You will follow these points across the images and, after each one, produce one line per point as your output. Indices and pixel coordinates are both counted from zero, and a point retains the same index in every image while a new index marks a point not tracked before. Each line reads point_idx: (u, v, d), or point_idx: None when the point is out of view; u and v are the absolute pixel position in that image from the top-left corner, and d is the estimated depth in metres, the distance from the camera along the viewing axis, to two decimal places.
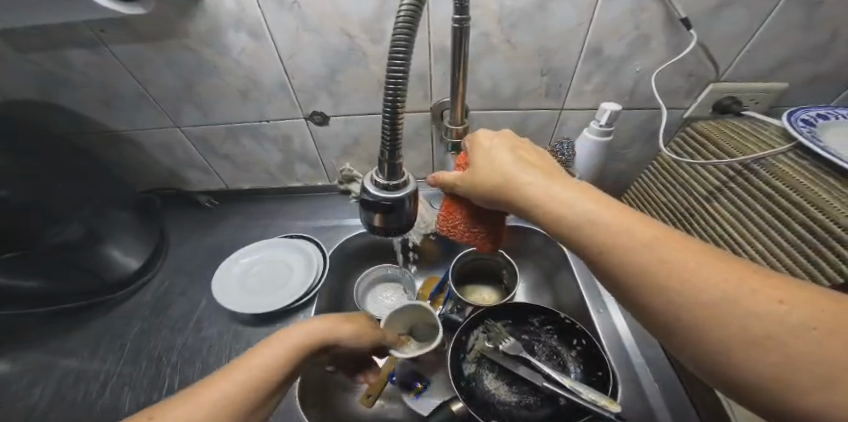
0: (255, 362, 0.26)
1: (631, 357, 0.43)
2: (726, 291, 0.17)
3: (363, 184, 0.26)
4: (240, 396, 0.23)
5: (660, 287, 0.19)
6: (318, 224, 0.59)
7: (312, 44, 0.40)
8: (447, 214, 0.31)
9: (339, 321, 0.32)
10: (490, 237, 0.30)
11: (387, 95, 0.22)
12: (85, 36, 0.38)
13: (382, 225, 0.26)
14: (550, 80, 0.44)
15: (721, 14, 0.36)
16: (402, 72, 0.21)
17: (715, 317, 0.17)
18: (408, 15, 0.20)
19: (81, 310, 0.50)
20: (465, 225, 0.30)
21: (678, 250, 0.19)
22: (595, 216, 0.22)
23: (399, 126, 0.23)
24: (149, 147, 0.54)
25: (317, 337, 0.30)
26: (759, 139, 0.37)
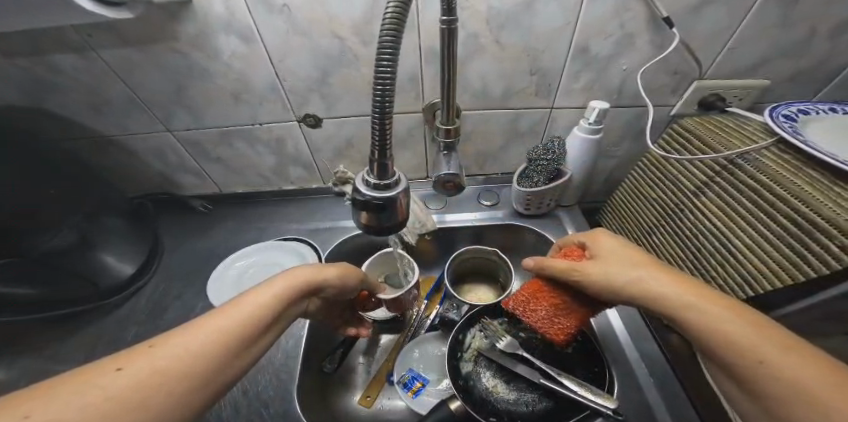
0: (252, 300, 0.26)
1: (627, 351, 0.43)
2: (809, 378, 0.20)
3: (354, 184, 0.27)
4: (241, 326, 0.24)
5: (745, 369, 0.22)
6: (313, 226, 0.59)
7: (303, 46, 0.40)
8: (533, 299, 0.36)
9: (327, 269, 0.34)
10: (561, 332, 0.34)
11: (376, 94, 0.22)
12: (74, 41, 0.38)
13: (372, 224, 0.27)
14: (539, 80, 0.44)
15: (702, 13, 0.37)
16: (389, 71, 0.21)
17: (793, 398, 0.20)
18: (394, 15, 0.21)
19: (75, 316, 0.50)
20: (545, 313, 0.34)
21: (801, 361, 0.21)
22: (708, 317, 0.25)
23: (388, 124, 0.23)
24: (141, 151, 0.53)
25: (306, 281, 0.31)
26: (743, 134, 0.38)
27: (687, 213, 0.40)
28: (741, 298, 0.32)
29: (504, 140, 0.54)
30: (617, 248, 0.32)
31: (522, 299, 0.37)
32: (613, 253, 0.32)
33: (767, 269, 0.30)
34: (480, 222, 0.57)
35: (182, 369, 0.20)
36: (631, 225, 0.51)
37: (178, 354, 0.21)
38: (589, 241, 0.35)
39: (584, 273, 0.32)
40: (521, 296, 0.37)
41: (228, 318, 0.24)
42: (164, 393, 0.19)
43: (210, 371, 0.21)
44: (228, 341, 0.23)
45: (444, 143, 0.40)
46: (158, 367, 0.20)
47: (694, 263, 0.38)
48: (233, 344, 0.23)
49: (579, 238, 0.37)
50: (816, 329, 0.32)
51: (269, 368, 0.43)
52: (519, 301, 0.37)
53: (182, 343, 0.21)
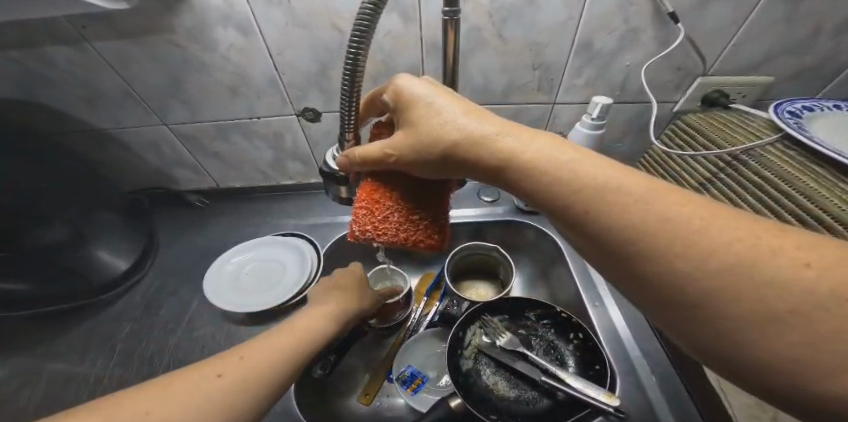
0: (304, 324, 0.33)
1: (629, 349, 0.43)
2: (697, 231, 0.16)
3: (325, 158, 0.30)
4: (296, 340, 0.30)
5: (634, 235, 0.18)
6: (312, 222, 0.58)
7: (301, 39, 0.39)
8: (370, 208, 0.25)
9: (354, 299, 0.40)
10: (432, 229, 0.25)
11: (345, 82, 0.23)
12: (66, 32, 0.37)
13: (345, 195, 0.30)
14: (541, 75, 0.44)
15: (707, 9, 0.37)
16: (356, 64, 0.22)
17: (695, 259, 0.16)
18: (369, 10, 0.20)
19: (68, 313, 0.49)
20: (397, 216, 0.24)
21: (694, 215, 0.17)
22: (613, 183, 0.19)
23: (355, 109, 0.25)
24: (136, 145, 0.52)
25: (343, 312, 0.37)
26: (747, 130, 0.37)
27: None
28: None
29: None
30: (433, 91, 0.25)
31: (361, 214, 0.25)
32: (431, 97, 0.24)
33: None
34: (480, 218, 0.57)
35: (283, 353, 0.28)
36: None
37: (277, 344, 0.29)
38: (388, 96, 0.27)
39: (442, 163, 0.24)
40: (361, 213, 0.25)
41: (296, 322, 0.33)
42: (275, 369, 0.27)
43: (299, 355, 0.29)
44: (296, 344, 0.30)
45: None
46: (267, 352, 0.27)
47: None
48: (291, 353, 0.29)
49: (382, 96, 0.28)
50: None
51: None
52: (361, 219, 0.25)
53: (275, 339, 0.29)
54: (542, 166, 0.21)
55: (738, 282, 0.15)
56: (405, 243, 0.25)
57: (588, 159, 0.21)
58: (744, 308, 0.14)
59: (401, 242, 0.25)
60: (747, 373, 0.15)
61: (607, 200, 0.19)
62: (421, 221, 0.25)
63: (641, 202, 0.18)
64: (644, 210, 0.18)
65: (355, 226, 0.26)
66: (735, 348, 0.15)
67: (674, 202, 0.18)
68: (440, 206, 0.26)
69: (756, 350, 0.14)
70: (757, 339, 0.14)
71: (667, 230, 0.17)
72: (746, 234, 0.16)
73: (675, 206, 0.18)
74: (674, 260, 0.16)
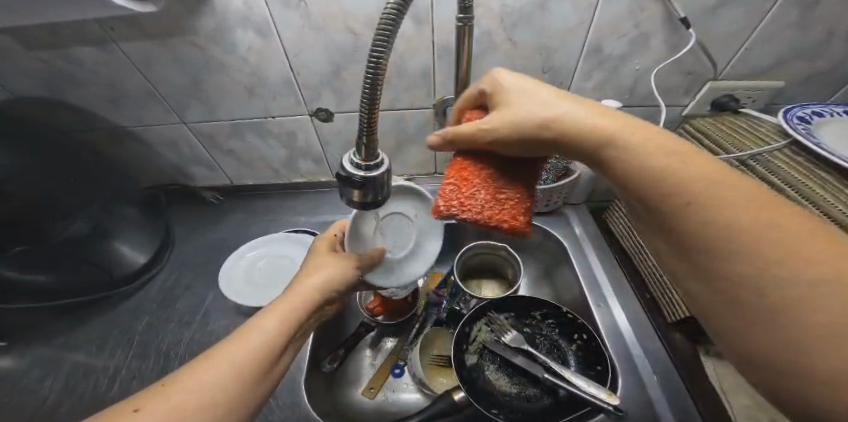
0: (266, 322, 0.28)
1: (632, 349, 0.44)
2: (763, 222, 0.18)
3: (340, 163, 0.28)
4: (257, 350, 0.25)
5: (707, 217, 0.19)
6: (321, 219, 0.60)
7: (316, 41, 0.40)
8: (459, 185, 0.25)
9: (327, 267, 0.35)
10: (516, 211, 0.25)
11: (366, 81, 0.23)
12: (94, 34, 0.39)
13: (358, 200, 0.28)
14: (550, 79, 0.44)
15: (718, 14, 0.37)
16: (379, 65, 0.22)
17: (759, 245, 0.17)
18: (393, 11, 0.21)
19: (89, 304, 0.51)
20: (485, 194, 0.25)
21: (764, 210, 0.18)
22: (689, 167, 0.20)
23: (375, 115, 0.24)
24: (155, 143, 0.54)
25: (321, 288, 0.33)
26: (756, 136, 0.37)
27: None
28: None
29: None
30: (532, 84, 0.26)
31: (449, 190, 0.25)
32: (532, 89, 0.26)
33: None
34: None
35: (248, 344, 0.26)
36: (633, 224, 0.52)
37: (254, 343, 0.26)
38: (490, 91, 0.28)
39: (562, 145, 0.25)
40: (449, 189, 0.25)
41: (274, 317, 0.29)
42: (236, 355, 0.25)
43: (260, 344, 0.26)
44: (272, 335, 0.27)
45: None
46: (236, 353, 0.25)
47: None
48: (256, 365, 0.25)
49: (479, 88, 0.29)
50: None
51: None
52: (448, 195, 0.25)
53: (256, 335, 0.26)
54: (624, 147, 0.22)
55: (782, 275, 0.17)
56: (489, 223, 0.24)
57: (667, 140, 0.22)
58: (772, 297, 0.17)
59: (486, 221, 0.24)
60: (755, 352, 0.18)
61: (689, 180, 0.20)
62: (509, 200, 0.25)
63: (721, 188, 0.19)
64: (722, 192, 0.19)
65: (440, 201, 0.25)
66: (756, 328, 0.18)
67: (750, 193, 0.19)
68: (527, 187, 0.26)
69: (776, 335, 0.17)
70: (777, 323, 0.17)
71: (737, 218, 0.18)
72: (802, 235, 0.17)
73: (752, 196, 0.19)
74: (736, 244, 0.18)
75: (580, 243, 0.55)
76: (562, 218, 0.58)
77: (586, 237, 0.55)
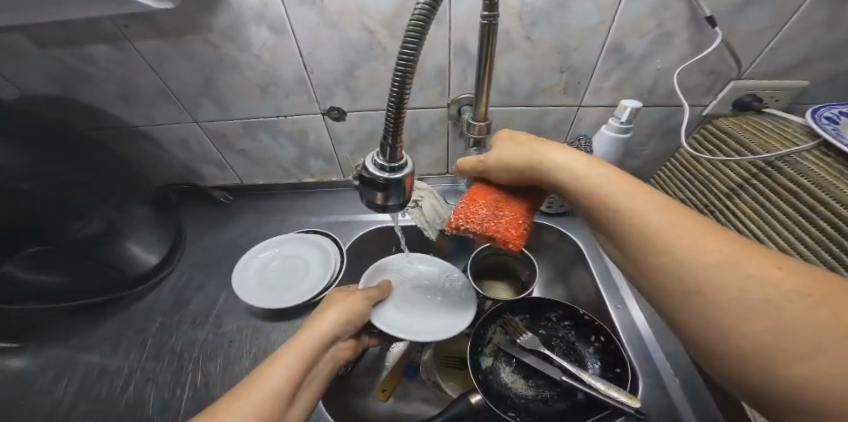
0: (281, 362, 0.28)
1: (651, 351, 0.43)
2: (703, 243, 0.19)
3: (363, 162, 0.27)
4: (274, 391, 0.26)
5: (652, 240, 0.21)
6: (333, 219, 0.59)
7: (332, 39, 0.40)
8: (468, 204, 0.30)
9: (341, 305, 0.36)
10: (512, 226, 0.28)
11: (394, 83, 0.22)
12: (107, 32, 0.38)
13: (382, 202, 0.28)
14: (569, 78, 0.44)
15: (744, 12, 0.36)
16: (410, 63, 0.21)
17: (695, 264, 0.19)
18: (424, 10, 0.21)
19: (100, 305, 0.50)
20: (487, 210, 0.29)
21: (702, 234, 0.20)
22: (625, 196, 0.23)
23: (402, 116, 0.24)
24: (165, 142, 0.54)
25: (334, 326, 0.34)
26: (783, 136, 0.37)
27: (716, 215, 0.40)
28: None
29: None
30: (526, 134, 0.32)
31: (459, 207, 0.30)
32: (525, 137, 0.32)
33: None
34: None
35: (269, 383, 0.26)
36: None
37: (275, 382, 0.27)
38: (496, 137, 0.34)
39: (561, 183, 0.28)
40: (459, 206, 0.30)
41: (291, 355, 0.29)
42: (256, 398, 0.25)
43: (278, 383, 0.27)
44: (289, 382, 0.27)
45: (473, 138, 0.39)
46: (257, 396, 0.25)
47: None
48: (272, 406, 0.25)
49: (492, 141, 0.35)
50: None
51: None
52: (458, 211, 0.29)
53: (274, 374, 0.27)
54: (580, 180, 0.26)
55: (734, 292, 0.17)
56: (488, 234, 0.28)
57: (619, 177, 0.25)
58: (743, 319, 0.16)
59: (483, 233, 0.28)
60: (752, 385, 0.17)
61: (624, 209, 0.23)
62: (508, 216, 0.29)
63: (662, 219, 0.21)
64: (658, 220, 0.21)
65: (452, 217, 0.29)
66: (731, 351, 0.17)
67: (687, 220, 0.21)
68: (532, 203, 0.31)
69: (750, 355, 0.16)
70: (746, 334, 0.16)
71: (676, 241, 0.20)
72: (753, 260, 0.18)
73: (686, 222, 0.21)
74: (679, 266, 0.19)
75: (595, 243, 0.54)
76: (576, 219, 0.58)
77: None
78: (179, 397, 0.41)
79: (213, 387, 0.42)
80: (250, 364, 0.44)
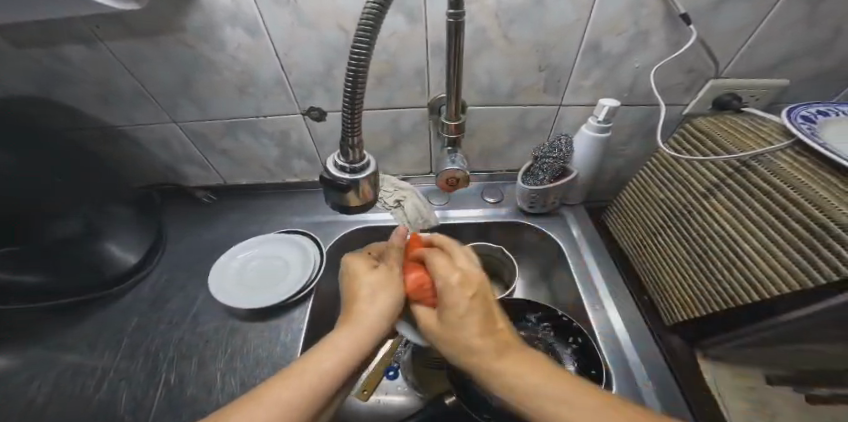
0: (329, 354, 0.26)
1: (628, 352, 0.43)
2: None
3: (324, 164, 0.27)
4: (321, 382, 0.24)
5: None
6: (316, 219, 0.59)
7: (308, 39, 0.40)
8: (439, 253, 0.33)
9: (391, 292, 0.31)
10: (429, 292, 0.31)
11: (348, 83, 0.22)
12: (81, 31, 0.38)
13: (349, 204, 0.27)
14: (547, 77, 0.43)
15: (721, 10, 0.36)
16: (362, 62, 0.21)
17: None
18: (373, 10, 0.20)
19: (79, 305, 0.50)
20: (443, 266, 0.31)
21: None
22: None
23: (358, 117, 0.23)
24: (147, 142, 0.54)
25: (384, 319, 0.30)
26: (758, 135, 0.36)
27: (695, 215, 0.39)
28: (745, 303, 0.32)
29: (509, 138, 0.53)
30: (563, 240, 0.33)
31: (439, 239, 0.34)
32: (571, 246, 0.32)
33: (772, 276, 0.29)
34: (482, 219, 0.57)
35: (325, 365, 0.25)
36: (633, 228, 0.51)
37: (330, 367, 0.25)
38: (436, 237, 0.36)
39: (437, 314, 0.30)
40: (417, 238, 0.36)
41: (351, 338, 0.27)
42: (313, 380, 0.24)
43: (334, 369, 0.25)
44: (344, 367, 0.26)
45: (448, 138, 0.39)
46: (314, 378, 0.24)
47: (700, 266, 0.38)
48: (315, 403, 0.24)
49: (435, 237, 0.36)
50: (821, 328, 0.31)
51: (268, 361, 0.44)
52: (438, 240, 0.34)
53: (330, 356, 0.26)
54: None
55: None
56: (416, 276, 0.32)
57: None
58: None
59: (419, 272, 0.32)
60: None
61: None
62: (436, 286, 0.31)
63: None
64: None
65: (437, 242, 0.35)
66: None
67: None
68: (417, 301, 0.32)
69: None
70: None
71: None
72: None
73: None
74: None
75: (576, 242, 0.55)
76: (559, 219, 0.57)
77: (583, 238, 0.55)
78: (152, 397, 0.41)
79: (186, 387, 0.42)
80: (225, 364, 0.43)
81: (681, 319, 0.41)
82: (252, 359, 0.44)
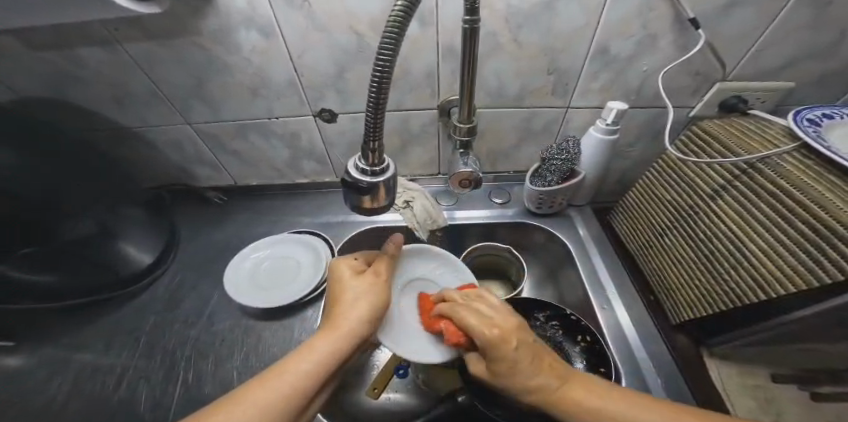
0: (310, 357, 0.28)
1: (636, 351, 0.44)
2: None
3: (345, 167, 0.28)
4: (297, 386, 0.26)
5: None
6: (325, 220, 0.60)
7: (321, 42, 0.40)
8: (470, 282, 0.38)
9: (369, 300, 0.32)
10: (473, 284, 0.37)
11: (372, 89, 0.23)
12: (100, 35, 0.39)
13: (367, 205, 0.28)
14: (556, 79, 0.44)
15: (728, 14, 0.36)
16: (386, 68, 0.22)
17: None
18: (400, 12, 0.21)
19: (95, 305, 0.51)
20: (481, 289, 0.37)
21: None
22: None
23: (380, 120, 0.24)
24: (159, 144, 0.54)
25: (364, 324, 0.31)
26: (765, 138, 0.37)
27: (701, 216, 0.40)
28: (751, 302, 0.33)
29: (517, 140, 0.54)
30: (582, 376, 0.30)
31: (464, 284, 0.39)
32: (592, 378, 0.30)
33: (778, 276, 0.30)
34: (490, 219, 0.58)
35: (302, 369, 0.27)
36: (639, 228, 0.52)
37: (305, 372, 0.27)
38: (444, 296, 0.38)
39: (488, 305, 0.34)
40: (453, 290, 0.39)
41: (325, 342, 0.29)
42: (289, 384, 0.26)
43: (309, 377, 0.27)
44: (318, 372, 0.27)
45: (460, 140, 0.39)
46: (291, 383, 0.26)
47: (707, 266, 0.39)
48: (293, 403, 0.25)
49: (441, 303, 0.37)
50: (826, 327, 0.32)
51: (283, 360, 0.44)
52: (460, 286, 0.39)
53: (306, 360, 0.27)
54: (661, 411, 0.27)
55: None
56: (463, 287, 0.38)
57: None
58: None
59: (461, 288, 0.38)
60: None
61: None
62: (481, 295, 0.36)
63: None
64: None
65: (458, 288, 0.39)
66: None
67: None
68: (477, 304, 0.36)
69: None
70: None
71: None
72: None
73: None
74: None
75: (583, 243, 0.55)
76: (566, 219, 0.58)
77: (589, 238, 0.56)
78: (170, 395, 0.42)
79: (203, 385, 0.42)
80: (241, 363, 0.44)
81: (687, 317, 0.42)
82: (266, 357, 0.45)
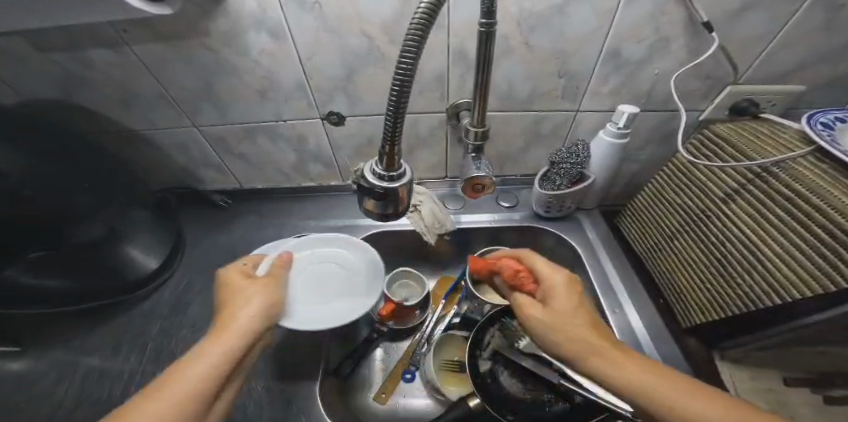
0: (201, 360, 0.27)
1: (649, 355, 0.43)
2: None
3: (362, 172, 0.27)
4: (188, 393, 0.25)
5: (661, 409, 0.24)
6: (331, 224, 0.59)
7: (331, 44, 0.40)
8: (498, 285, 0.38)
9: (251, 297, 0.34)
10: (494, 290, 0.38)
11: (392, 94, 0.22)
12: (108, 36, 0.39)
13: (381, 210, 0.28)
14: (567, 82, 0.44)
15: (741, 17, 0.36)
16: (408, 72, 0.22)
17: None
18: (424, 15, 0.20)
19: (100, 309, 0.50)
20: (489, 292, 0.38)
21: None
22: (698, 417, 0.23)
23: (400, 124, 0.23)
24: (165, 145, 0.54)
25: (257, 321, 0.32)
26: (779, 142, 0.37)
27: (714, 219, 0.40)
28: (766, 305, 0.33)
29: (526, 143, 0.53)
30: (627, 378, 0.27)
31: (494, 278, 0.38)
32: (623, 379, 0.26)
33: (794, 280, 0.30)
34: (498, 223, 0.57)
35: (198, 375, 0.26)
36: (648, 231, 0.52)
37: (202, 376, 0.26)
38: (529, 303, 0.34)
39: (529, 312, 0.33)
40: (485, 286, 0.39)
41: (221, 345, 0.29)
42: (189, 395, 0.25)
43: (205, 390, 0.26)
44: (215, 367, 0.27)
45: (473, 144, 0.39)
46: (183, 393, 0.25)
47: (719, 269, 0.39)
48: (196, 403, 0.25)
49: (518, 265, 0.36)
50: (838, 331, 0.32)
51: (291, 366, 0.44)
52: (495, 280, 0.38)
53: (198, 365, 0.27)
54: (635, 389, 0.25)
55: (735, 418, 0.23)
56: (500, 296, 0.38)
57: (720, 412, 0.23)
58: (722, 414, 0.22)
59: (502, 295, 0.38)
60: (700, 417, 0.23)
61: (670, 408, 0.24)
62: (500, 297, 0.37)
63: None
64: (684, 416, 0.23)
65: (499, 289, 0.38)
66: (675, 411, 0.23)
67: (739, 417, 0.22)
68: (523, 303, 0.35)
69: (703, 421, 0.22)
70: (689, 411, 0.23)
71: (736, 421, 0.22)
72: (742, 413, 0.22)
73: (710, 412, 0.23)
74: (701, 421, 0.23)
75: (592, 246, 0.55)
76: (574, 222, 0.58)
77: (598, 241, 0.56)
78: None
79: None
80: (249, 368, 0.44)
81: (699, 321, 0.42)
82: (276, 362, 0.44)
